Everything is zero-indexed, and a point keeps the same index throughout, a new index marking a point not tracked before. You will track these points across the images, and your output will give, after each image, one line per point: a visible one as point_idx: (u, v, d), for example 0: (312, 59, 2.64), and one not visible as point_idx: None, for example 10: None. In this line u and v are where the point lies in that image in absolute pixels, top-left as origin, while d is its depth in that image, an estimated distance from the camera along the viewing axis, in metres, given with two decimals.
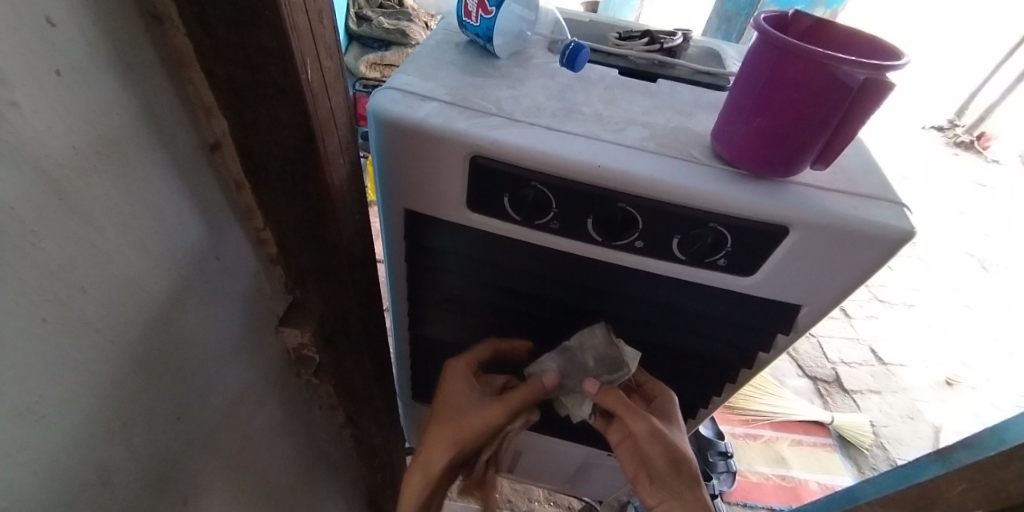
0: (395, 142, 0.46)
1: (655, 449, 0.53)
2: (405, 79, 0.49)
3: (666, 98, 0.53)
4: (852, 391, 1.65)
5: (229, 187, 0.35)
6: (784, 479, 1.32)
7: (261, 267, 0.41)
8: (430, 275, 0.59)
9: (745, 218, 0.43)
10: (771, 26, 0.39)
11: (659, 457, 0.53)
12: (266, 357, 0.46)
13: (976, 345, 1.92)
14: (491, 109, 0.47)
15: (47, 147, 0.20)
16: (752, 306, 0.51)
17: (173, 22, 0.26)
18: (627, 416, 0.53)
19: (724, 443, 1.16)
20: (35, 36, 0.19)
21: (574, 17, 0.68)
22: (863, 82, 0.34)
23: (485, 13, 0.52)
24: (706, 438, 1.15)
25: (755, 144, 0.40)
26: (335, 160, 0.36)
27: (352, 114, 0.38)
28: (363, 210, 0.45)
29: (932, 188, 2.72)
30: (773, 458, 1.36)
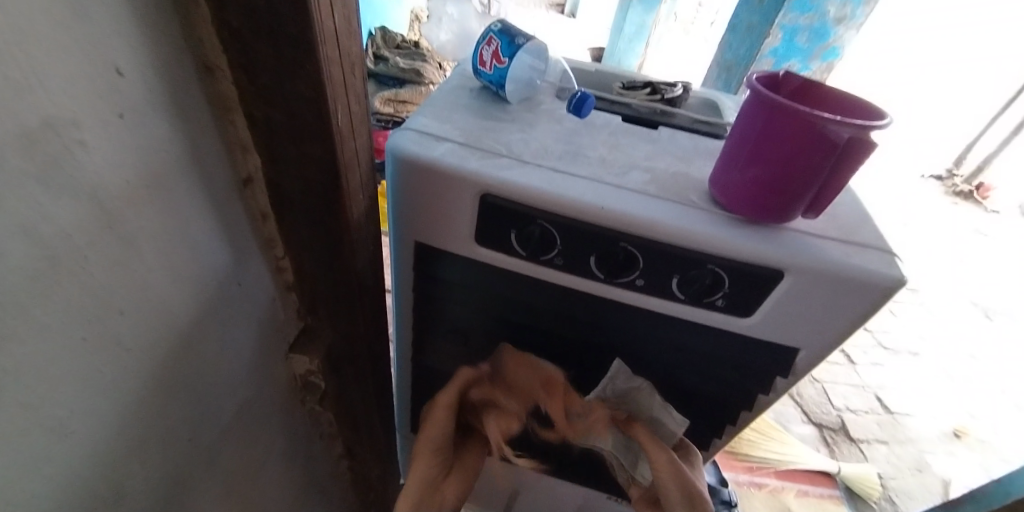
0: (410, 179, 0.49)
1: (671, 479, 0.51)
2: (422, 121, 0.52)
3: (667, 145, 0.56)
4: (858, 440, 1.62)
5: (255, 217, 0.37)
6: None
7: (277, 294, 0.43)
8: (436, 306, 0.60)
9: (742, 261, 0.45)
10: (762, 85, 0.42)
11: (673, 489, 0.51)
12: (274, 383, 0.46)
13: (983, 396, 1.89)
14: (501, 150, 0.50)
15: (105, 181, 0.22)
16: (749, 347, 0.52)
17: (223, 71, 0.29)
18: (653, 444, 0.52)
19: (727, 491, 1.13)
20: (106, 85, 0.22)
21: (581, 67, 0.72)
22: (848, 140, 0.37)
23: (499, 63, 0.56)
24: (710, 485, 1.13)
25: (749, 191, 0.43)
26: (356, 195, 0.38)
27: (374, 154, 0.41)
28: (378, 241, 0.47)
29: (934, 235, 2.75)
30: (777, 508, 1.33)
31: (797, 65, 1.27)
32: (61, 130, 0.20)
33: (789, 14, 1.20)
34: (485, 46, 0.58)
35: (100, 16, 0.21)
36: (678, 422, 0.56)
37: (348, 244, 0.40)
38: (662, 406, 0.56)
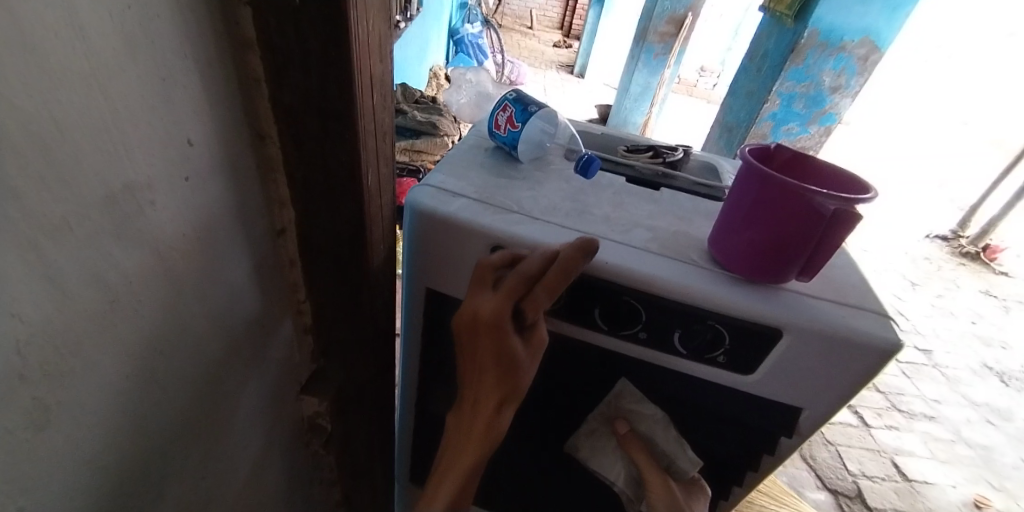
0: (426, 230, 0.52)
1: (663, 503, 0.53)
2: (439, 177, 0.56)
3: (669, 206, 0.60)
4: (876, 509, 1.56)
5: (284, 265, 0.39)
6: None
7: (295, 337, 0.45)
8: (445, 352, 0.62)
9: (742, 319, 0.46)
10: (755, 157, 0.45)
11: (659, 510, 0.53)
12: (283, 424, 0.47)
13: (1002, 465, 1.83)
14: (512, 206, 0.53)
15: (164, 233, 0.25)
16: (752, 405, 0.52)
17: (270, 137, 0.32)
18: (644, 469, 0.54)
19: None
20: (178, 152, 0.25)
21: (588, 130, 0.77)
22: (834, 211, 0.40)
23: (513, 127, 0.61)
24: None
25: (746, 253, 0.45)
26: (377, 247, 0.41)
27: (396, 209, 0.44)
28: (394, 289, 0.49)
29: (943, 296, 2.74)
30: None
31: (796, 128, 1.41)
32: (136, 191, 0.23)
33: (786, 83, 1.32)
34: (500, 112, 0.63)
35: (179, 94, 0.24)
36: (690, 461, 0.56)
37: (365, 292, 0.42)
38: (677, 444, 0.55)
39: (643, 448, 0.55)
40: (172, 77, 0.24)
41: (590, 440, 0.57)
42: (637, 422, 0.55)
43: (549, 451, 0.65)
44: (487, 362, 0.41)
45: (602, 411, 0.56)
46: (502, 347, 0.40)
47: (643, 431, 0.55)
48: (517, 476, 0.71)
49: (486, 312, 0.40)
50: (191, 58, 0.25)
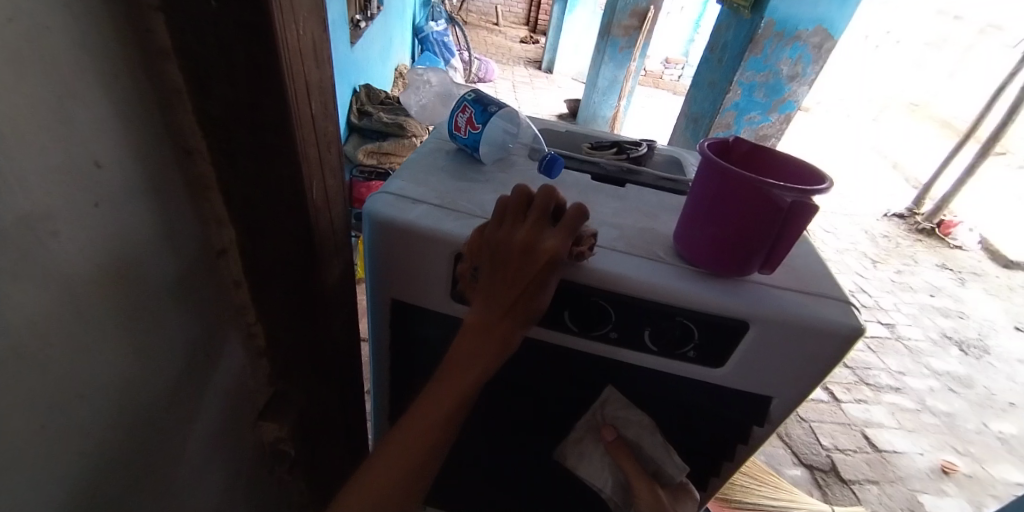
0: (386, 239, 0.50)
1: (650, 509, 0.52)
2: (398, 184, 0.54)
3: (633, 202, 0.60)
4: (850, 481, 1.61)
5: (227, 287, 0.37)
6: None
7: (248, 361, 0.43)
8: (414, 363, 0.60)
9: (709, 313, 0.46)
10: (713, 151, 0.45)
11: None
12: (242, 453, 0.45)
13: (964, 430, 1.92)
14: (475, 211, 0.52)
15: (74, 266, 0.23)
16: (723, 398, 0.52)
17: (200, 152, 0.30)
18: (630, 475, 0.52)
19: None
20: (83, 176, 0.23)
21: (552, 128, 0.76)
22: (791, 204, 0.39)
23: (473, 129, 0.59)
24: None
25: (709, 248, 0.46)
26: (330, 264, 0.39)
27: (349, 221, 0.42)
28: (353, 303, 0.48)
29: (903, 272, 2.85)
30: None
31: (758, 117, 1.43)
32: (36, 223, 0.21)
33: (746, 73, 1.34)
34: (459, 113, 0.61)
35: (81, 113, 0.22)
36: (675, 467, 0.55)
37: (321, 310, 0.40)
38: (665, 450, 0.55)
39: (630, 454, 0.54)
40: (72, 95, 0.22)
41: (576, 448, 0.55)
42: (624, 427, 0.54)
43: (526, 455, 0.64)
44: (528, 291, 0.42)
45: (590, 418, 0.55)
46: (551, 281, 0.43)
47: (629, 437, 0.54)
48: (496, 482, 0.70)
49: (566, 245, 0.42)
50: (93, 72, 0.23)
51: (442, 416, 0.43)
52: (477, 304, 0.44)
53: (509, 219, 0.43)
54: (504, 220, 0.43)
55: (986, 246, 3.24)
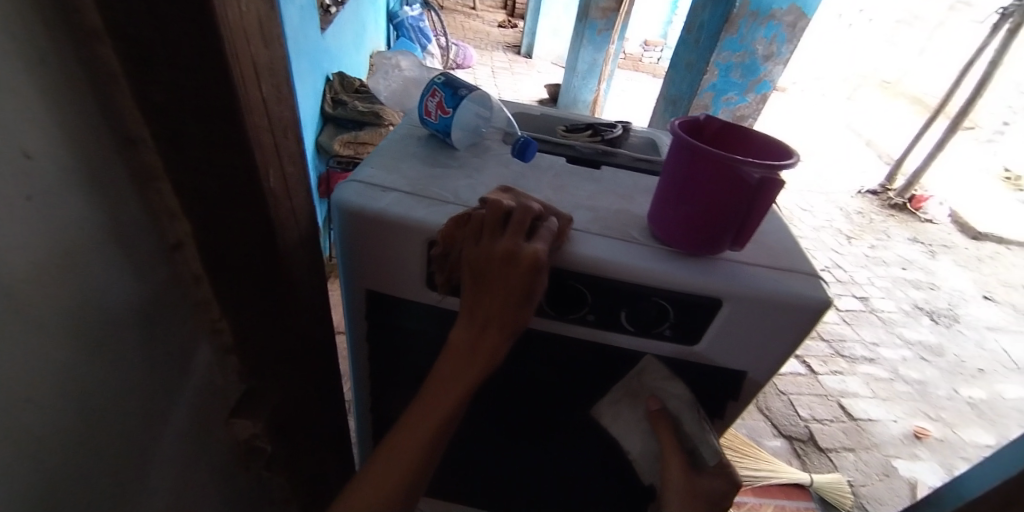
0: (356, 229, 0.49)
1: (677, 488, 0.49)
2: (367, 171, 0.52)
3: (609, 184, 0.59)
4: (827, 449, 1.67)
5: (186, 282, 0.36)
6: None
7: (214, 359, 0.41)
8: (393, 352, 0.60)
9: (683, 291, 0.46)
10: (683, 130, 0.46)
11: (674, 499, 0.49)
12: (214, 452, 0.44)
13: (936, 396, 1.99)
14: (447, 197, 0.51)
15: (11, 265, 0.22)
16: (699, 374, 0.53)
17: (146, 142, 0.29)
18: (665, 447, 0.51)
19: None
20: (15, 168, 0.21)
21: (526, 112, 0.76)
22: (758, 180, 0.39)
23: (443, 113, 0.58)
24: None
25: (683, 227, 0.46)
26: (295, 255, 0.38)
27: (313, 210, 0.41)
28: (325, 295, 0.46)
29: (876, 247, 2.92)
30: None
31: (735, 97, 1.43)
32: None
33: (722, 54, 1.34)
34: (429, 97, 0.60)
35: (6, 100, 0.21)
36: (714, 453, 0.51)
37: (287, 304, 0.39)
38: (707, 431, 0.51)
39: (671, 430, 0.51)
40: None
41: (614, 411, 0.53)
42: (667, 398, 0.51)
43: (509, 440, 0.65)
44: (512, 299, 0.43)
45: (629, 384, 0.53)
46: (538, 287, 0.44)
47: (671, 408, 0.51)
48: (481, 467, 0.71)
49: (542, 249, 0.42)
50: (20, 60, 0.21)
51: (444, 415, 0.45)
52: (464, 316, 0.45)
53: (487, 233, 0.44)
54: (482, 234, 0.44)
55: (955, 219, 3.34)
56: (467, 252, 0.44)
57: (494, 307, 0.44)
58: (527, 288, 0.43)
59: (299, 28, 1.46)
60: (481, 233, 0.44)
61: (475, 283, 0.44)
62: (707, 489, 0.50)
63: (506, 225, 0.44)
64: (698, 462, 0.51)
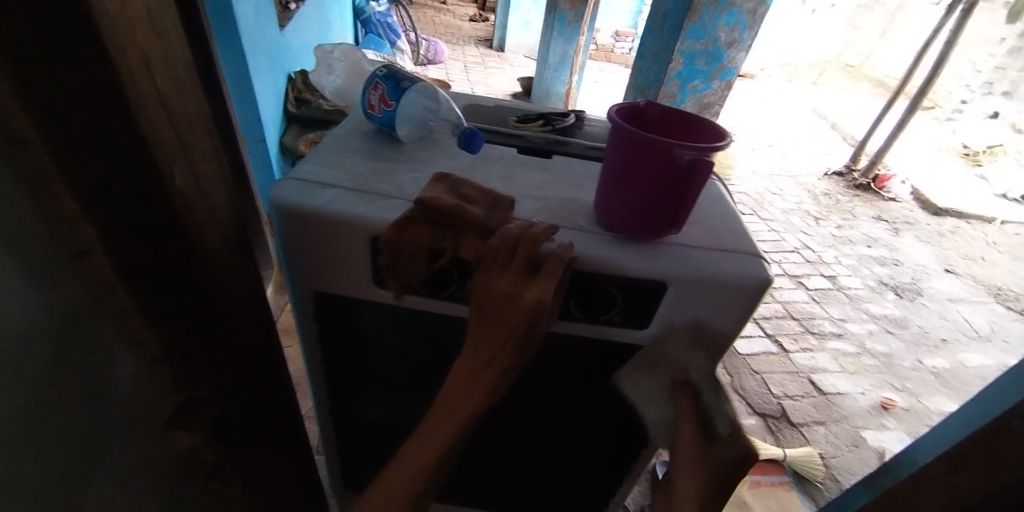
0: (294, 228, 0.47)
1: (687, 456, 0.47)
2: (307, 169, 0.51)
3: (559, 173, 0.59)
4: (799, 424, 1.72)
5: (99, 291, 0.34)
6: None
7: (142, 370, 0.39)
8: (347, 352, 0.59)
9: (628, 276, 0.47)
10: (620, 117, 0.48)
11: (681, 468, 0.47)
12: (149, 467, 0.42)
13: (902, 368, 2.07)
14: (391, 192, 0.50)
15: None
16: (650, 358, 0.54)
17: (34, 142, 0.27)
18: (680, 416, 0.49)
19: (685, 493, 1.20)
20: None
21: (479, 103, 0.75)
22: (691, 161, 0.42)
23: (386, 106, 0.57)
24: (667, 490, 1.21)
25: (624, 213, 0.47)
26: (217, 258, 0.36)
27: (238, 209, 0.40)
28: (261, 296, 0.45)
29: (843, 227, 3.01)
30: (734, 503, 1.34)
31: (701, 84, 1.45)
32: None
33: (687, 42, 1.36)
34: (371, 91, 0.59)
35: None
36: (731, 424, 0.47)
37: (213, 305, 0.38)
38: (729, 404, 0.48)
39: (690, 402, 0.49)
40: None
41: (634, 379, 0.52)
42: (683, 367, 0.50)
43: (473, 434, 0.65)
44: (514, 336, 0.44)
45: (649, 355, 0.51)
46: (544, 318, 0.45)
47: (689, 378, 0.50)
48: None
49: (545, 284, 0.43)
50: None
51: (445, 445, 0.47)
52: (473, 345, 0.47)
53: (494, 272, 0.44)
54: (491, 267, 0.45)
55: (917, 196, 3.46)
56: (478, 286, 0.45)
57: (499, 338, 0.45)
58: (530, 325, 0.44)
59: (256, 25, 1.42)
60: (489, 272, 0.45)
61: (485, 314, 0.45)
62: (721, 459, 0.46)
63: (515, 256, 0.44)
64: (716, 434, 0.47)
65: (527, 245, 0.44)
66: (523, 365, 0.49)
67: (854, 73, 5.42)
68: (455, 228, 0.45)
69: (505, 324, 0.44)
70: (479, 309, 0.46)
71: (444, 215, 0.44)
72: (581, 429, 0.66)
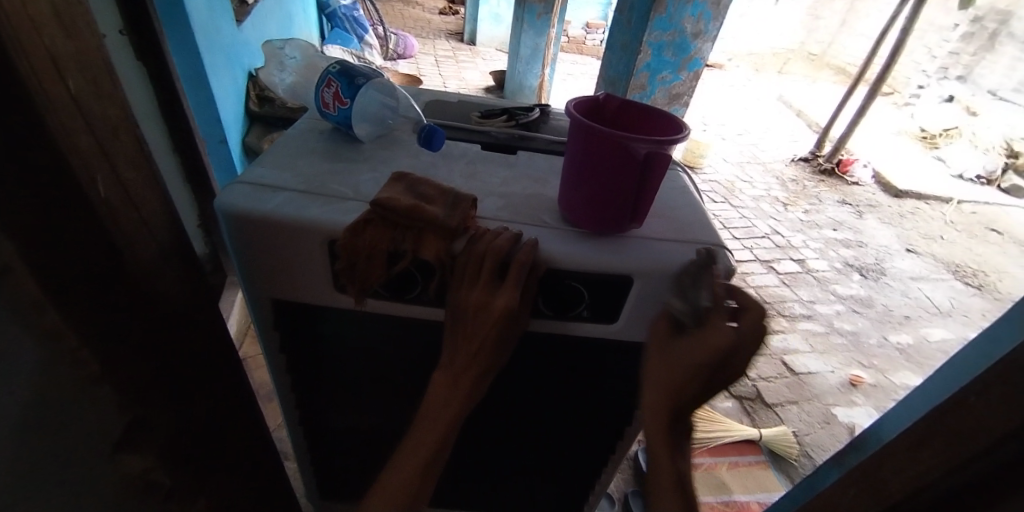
0: (244, 234, 0.45)
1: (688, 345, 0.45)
2: (258, 172, 0.49)
3: (523, 169, 0.58)
4: (773, 404, 1.76)
5: (24, 310, 0.30)
6: (727, 505, 1.32)
7: (81, 393, 0.35)
8: (313, 358, 0.57)
9: (591, 270, 0.46)
10: (580, 111, 0.48)
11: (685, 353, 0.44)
12: (92, 493, 0.39)
13: (868, 345, 2.14)
14: (347, 193, 0.48)
15: None
16: (619, 350, 0.54)
17: None
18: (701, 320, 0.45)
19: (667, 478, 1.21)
20: None
21: (442, 100, 0.74)
22: (645, 155, 0.42)
23: (341, 104, 0.56)
24: (651, 476, 1.21)
25: (586, 207, 0.47)
26: (146, 262, 0.36)
27: (173, 213, 0.38)
28: (208, 302, 0.44)
29: (810, 212, 3.09)
30: (714, 485, 1.37)
31: (670, 76, 1.46)
32: None
33: (653, 33, 1.36)
34: (325, 88, 0.57)
35: None
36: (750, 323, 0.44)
37: (146, 312, 0.38)
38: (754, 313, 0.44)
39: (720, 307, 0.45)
40: None
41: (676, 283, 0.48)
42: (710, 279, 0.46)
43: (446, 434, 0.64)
44: (487, 340, 0.46)
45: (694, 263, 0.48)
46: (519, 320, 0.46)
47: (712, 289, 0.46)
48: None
49: (510, 292, 0.44)
50: None
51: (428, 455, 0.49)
52: (451, 351, 0.48)
53: (464, 282, 0.45)
54: (461, 277, 0.45)
55: (879, 180, 3.57)
56: (454, 296, 0.46)
57: (474, 346, 0.46)
58: (502, 330, 0.46)
59: (211, 21, 1.36)
60: (460, 281, 0.45)
61: (459, 322, 0.47)
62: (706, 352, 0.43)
63: (483, 264, 0.44)
64: (689, 335, 0.45)
65: (493, 253, 0.44)
66: (496, 364, 0.49)
67: (817, 62, 5.54)
68: (416, 230, 0.44)
69: (479, 331, 0.46)
70: (455, 318, 0.47)
71: (401, 217, 0.43)
72: (556, 425, 0.66)
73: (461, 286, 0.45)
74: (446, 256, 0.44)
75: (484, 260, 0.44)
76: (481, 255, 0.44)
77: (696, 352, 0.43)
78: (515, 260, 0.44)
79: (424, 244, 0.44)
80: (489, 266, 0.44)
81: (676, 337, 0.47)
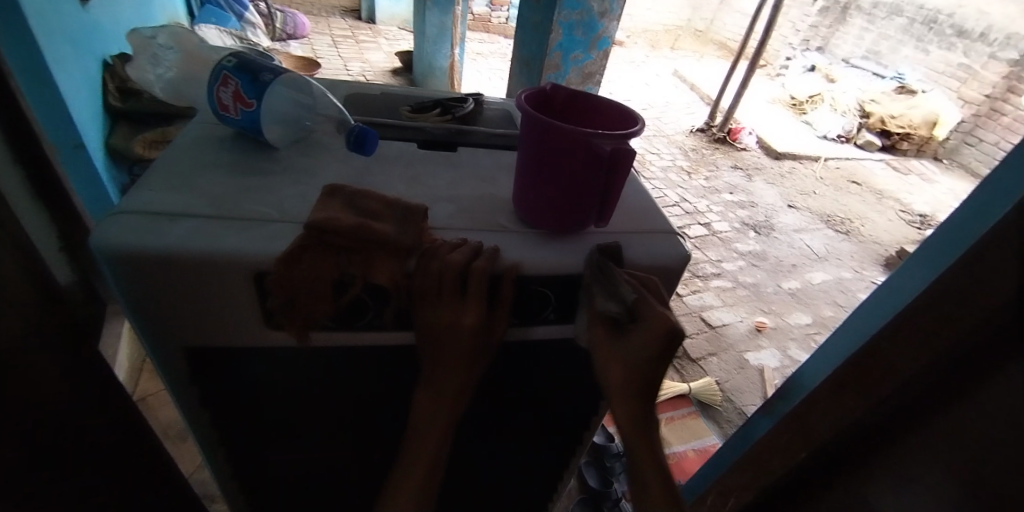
0: (140, 277, 0.37)
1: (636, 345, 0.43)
2: (150, 198, 0.40)
3: (468, 167, 0.54)
4: (697, 359, 1.88)
5: None
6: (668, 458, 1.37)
7: None
8: (243, 404, 0.49)
9: (560, 274, 0.43)
10: (531, 105, 0.44)
11: (624, 360, 0.43)
12: None
13: (767, 293, 2.35)
14: (269, 214, 0.41)
15: None
16: (584, 348, 0.52)
17: None
18: (636, 330, 0.43)
19: (615, 445, 1.25)
20: None
21: (362, 93, 0.66)
22: (610, 152, 0.39)
23: (245, 106, 0.47)
24: (600, 446, 1.24)
25: (546, 209, 0.44)
26: (11, 337, 0.28)
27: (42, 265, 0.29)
28: (100, 364, 0.36)
29: (710, 178, 3.31)
30: None
31: (581, 55, 1.45)
32: None
33: (563, 12, 1.34)
34: (221, 87, 0.47)
35: None
36: (648, 314, 0.42)
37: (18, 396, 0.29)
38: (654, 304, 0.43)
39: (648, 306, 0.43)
40: None
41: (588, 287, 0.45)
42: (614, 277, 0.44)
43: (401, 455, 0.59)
44: (462, 357, 0.43)
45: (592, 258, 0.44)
46: (497, 329, 0.43)
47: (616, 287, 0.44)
48: (379, 484, 0.64)
49: (472, 303, 0.40)
50: None
51: (414, 491, 0.45)
52: (427, 376, 0.45)
53: (426, 301, 0.40)
54: (423, 295, 0.40)
55: (762, 145, 3.89)
56: (422, 317, 0.41)
57: (450, 362, 0.43)
58: (474, 347, 0.42)
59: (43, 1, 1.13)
60: (421, 301, 0.41)
61: (432, 342, 0.42)
62: (645, 345, 0.42)
63: (444, 280, 0.40)
64: (632, 327, 0.43)
65: (453, 266, 0.40)
66: (468, 382, 0.45)
67: (702, 37, 6.13)
68: (363, 251, 0.38)
69: (456, 347, 0.42)
70: (425, 338, 0.42)
71: (344, 239, 0.37)
72: (519, 429, 0.63)
73: (426, 305, 0.41)
74: (401, 277, 0.39)
75: (444, 275, 0.40)
76: (439, 269, 0.40)
77: (643, 346, 0.42)
78: (475, 274, 0.40)
79: (373, 265, 0.39)
80: (452, 280, 0.40)
81: (621, 331, 0.44)
